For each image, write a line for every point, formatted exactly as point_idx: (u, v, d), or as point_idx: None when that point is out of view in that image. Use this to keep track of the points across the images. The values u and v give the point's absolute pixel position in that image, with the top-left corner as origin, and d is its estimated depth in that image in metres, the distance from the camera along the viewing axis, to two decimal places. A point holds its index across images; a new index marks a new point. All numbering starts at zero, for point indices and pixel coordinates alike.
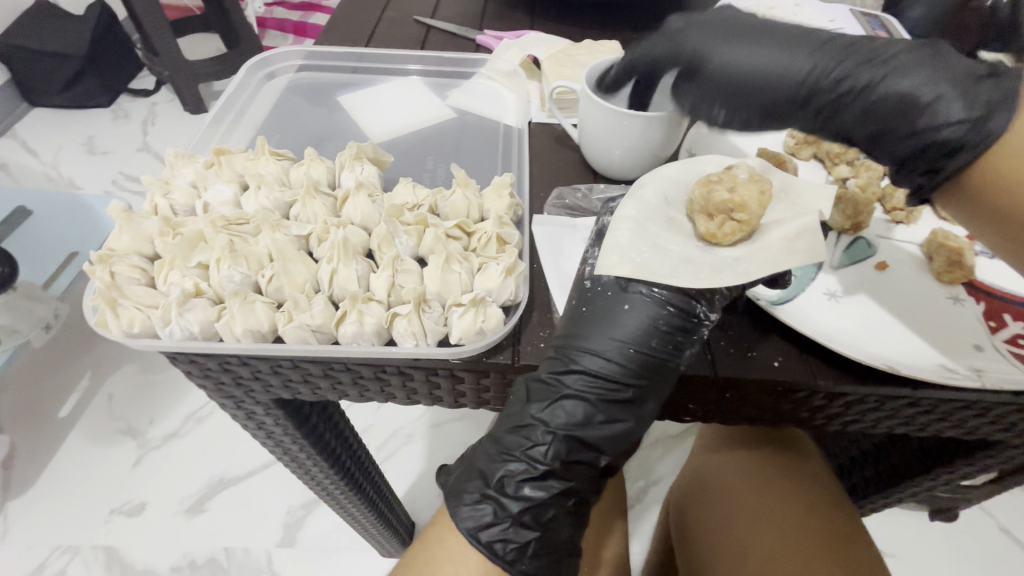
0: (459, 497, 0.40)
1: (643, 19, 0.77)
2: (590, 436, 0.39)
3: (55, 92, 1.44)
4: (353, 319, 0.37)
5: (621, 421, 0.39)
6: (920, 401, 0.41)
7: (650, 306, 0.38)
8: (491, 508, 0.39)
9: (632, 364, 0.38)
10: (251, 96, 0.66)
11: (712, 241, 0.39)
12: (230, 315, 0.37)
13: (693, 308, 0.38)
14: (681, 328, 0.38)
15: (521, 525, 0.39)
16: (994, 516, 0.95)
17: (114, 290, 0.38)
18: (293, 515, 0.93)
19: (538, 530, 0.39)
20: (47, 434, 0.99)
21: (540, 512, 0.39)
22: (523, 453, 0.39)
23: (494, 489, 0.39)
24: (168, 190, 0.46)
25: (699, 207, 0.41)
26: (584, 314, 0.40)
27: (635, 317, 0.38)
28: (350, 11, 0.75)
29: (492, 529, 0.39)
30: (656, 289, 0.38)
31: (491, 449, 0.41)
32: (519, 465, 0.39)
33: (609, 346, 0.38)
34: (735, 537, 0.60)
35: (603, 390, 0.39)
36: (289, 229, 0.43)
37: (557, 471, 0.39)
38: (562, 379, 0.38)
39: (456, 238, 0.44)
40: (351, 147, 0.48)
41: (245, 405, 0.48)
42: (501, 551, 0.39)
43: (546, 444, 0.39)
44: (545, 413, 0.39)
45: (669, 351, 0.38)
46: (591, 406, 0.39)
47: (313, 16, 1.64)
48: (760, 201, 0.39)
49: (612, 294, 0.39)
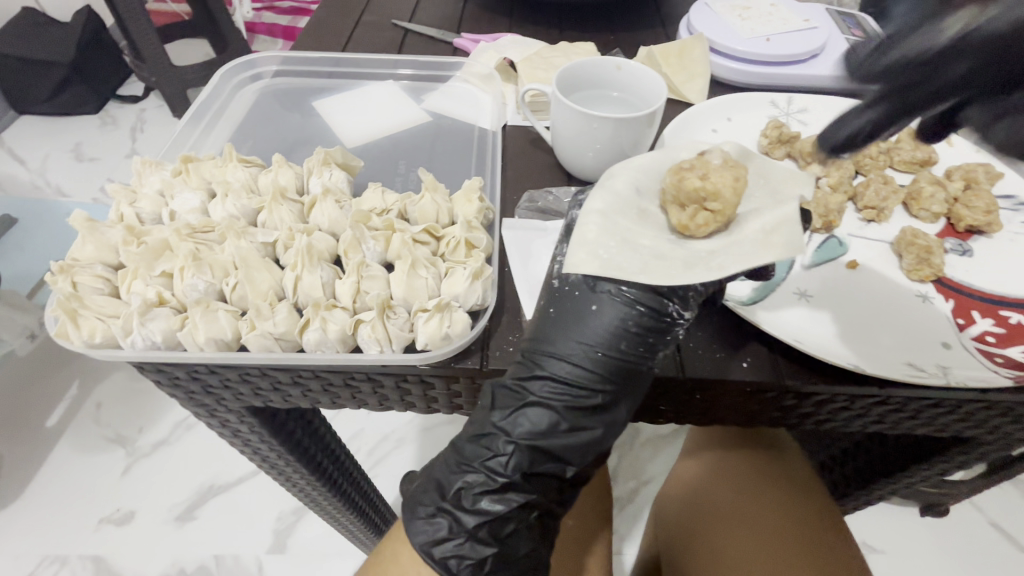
0: (414, 512, 0.40)
1: (622, 20, 0.77)
2: (554, 446, 0.37)
3: (42, 99, 1.43)
4: (316, 326, 0.37)
5: (589, 429, 0.38)
6: (889, 399, 0.41)
7: (618, 306, 0.37)
8: (446, 523, 0.39)
9: (600, 369, 0.37)
10: (227, 102, 0.65)
11: (684, 233, 0.39)
12: (192, 324, 0.37)
13: (663, 306, 0.36)
14: (652, 329, 0.36)
15: (477, 541, 0.38)
16: (984, 511, 0.95)
17: (74, 301, 0.37)
18: (283, 521, 0.92)
19: (495, 547, 0.39)
20: (33, 444, 0.98)
21: (496, 526, 0.39)
22: (482, 464, 0.38)
23: (449, 505, 0.39)
24: (135, 199, 0.46)
25: (671, 196, 0.39)
26: (551, 316, 0.38)
27: (604, 318, 0.37)
28: (328, 16, 0.75)
29: (446, 544, 0.39)
30: (625, 288, 0.37)
31: (450, 463, 0.40)
32: (477, 477, 0.38)
33: (575, 350, 0.37)
34: (718, 539, 0.60)
35: (569, 397, 0.37)
36: (254, 236, 0.42)
37: (517, 483, 0.38)
38: (527, 386, 0.37)
39: (424, 243, 0.44)
40: (318, 153, 0.48)
41: (218, 413, 0.47)
42: (455, 568, 0.38)
43: (506, 455, 0.37)
44: (506, 423, 0.37)
45: (639, 353, 0.36)
46: (557, 415, 0.37)
47: (302, 21, 1.65)
48: (734, 189, 0.38)
49: (579, 294, 0.38)
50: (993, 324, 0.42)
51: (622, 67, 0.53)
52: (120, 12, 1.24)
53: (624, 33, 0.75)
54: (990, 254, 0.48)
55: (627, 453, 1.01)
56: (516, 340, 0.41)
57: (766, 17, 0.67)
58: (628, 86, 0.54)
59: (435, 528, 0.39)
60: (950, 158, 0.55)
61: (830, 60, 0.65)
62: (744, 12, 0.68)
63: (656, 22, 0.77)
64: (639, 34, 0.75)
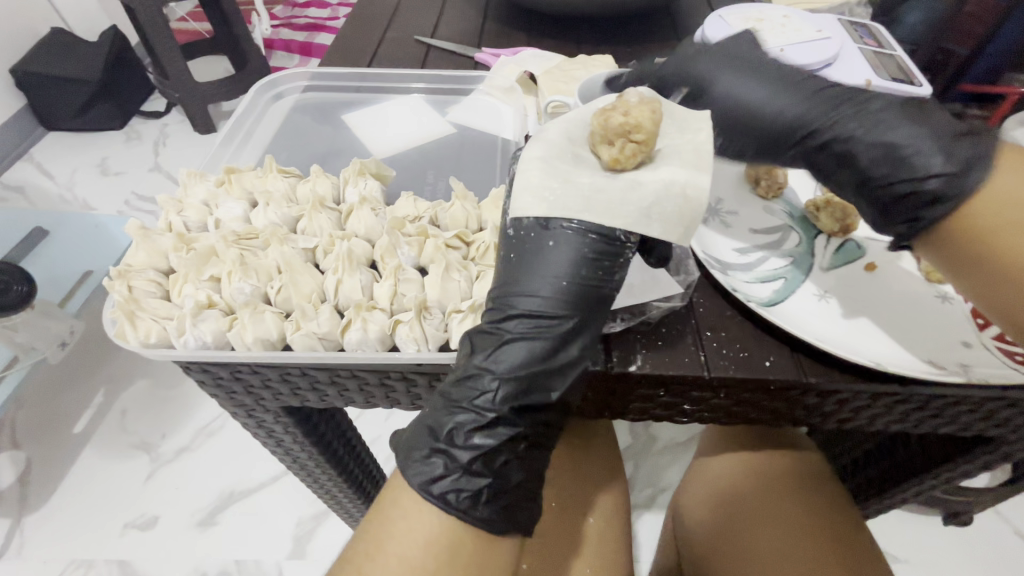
0: (408, 454, 0.39)
1: (636, 33, 0.79)
2: (535, 373, 0.38)
3: (70, 116, 1.49)
4: (358, 326, 0.39)
5: (564, 353, 0.39)
6: (911, 398, 0.42)
7: (573, 238, 0.39)
8: (441, 461, 0.38)
9: (568, 296, 0.39)
10: (259, 116, 0.68)
11: (616, 167, 0.41)
12: (241, 324, 0.39)
13: (613, 232, 0.39)
14: (606, 254, 0.39)
15: (471, 474, 0.37)
16: (1009, 519, 0.94)
17: (132, 303, 0.40)
18: (303, 527, 0.94)
19: (492, 478, 0.38)
20: (64, 449, 1.01)
21: (491, 458, 0.38)
22: (471, 403, 0.38)
23: (444, 443, 0.38)
24: (182, 209, 0.48)
25: (599, 137, 0.43)
26: (513, 261, 0.40)
27: (563, 251, 0.39)
28: (353, 34, 0.78)
29: (443, 481, 0.37)
30: (574, 222, 0.39)
31: (439, 409, 0.39)
32: (467, 416, 0.38)
33: (541, 284, 0.39)
34: (744, 539, 0.61)
35: (541, 326, 0.39)
36: (296, 242, 0.45)
37: (506, 416, 0.38)
38: (502, 326, 0.39)
39: (456, 247, 0.46)
40: (355, 163, 0.51)
41: (255, 412, 0.49)
42: (455, 501, 0.37)
43: (493, 390, 0.38)
44: (489, 361, 0.39)
45: (599, 277, 0.39)
46: (538, 346, 0.39)
47: (319, 37, 1.70)
48: (653, 121, 0.42)
49: (534, 235, 0.40)
50: None
51: (640, 82, 0.56)
52: (147, 32, 1.29)
53: (639, 46, 0.77)
54: None
55: (644, 460, 1.01)
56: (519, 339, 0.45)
57: (780, 28, 0.68)
58: None
59: (431, 466, 0.38)
60: None
61: (844, 69, 0.66)
62: (758, 24, 0.69)
63: (671, 34, 0.79)
64: (652, 47, 0.77)
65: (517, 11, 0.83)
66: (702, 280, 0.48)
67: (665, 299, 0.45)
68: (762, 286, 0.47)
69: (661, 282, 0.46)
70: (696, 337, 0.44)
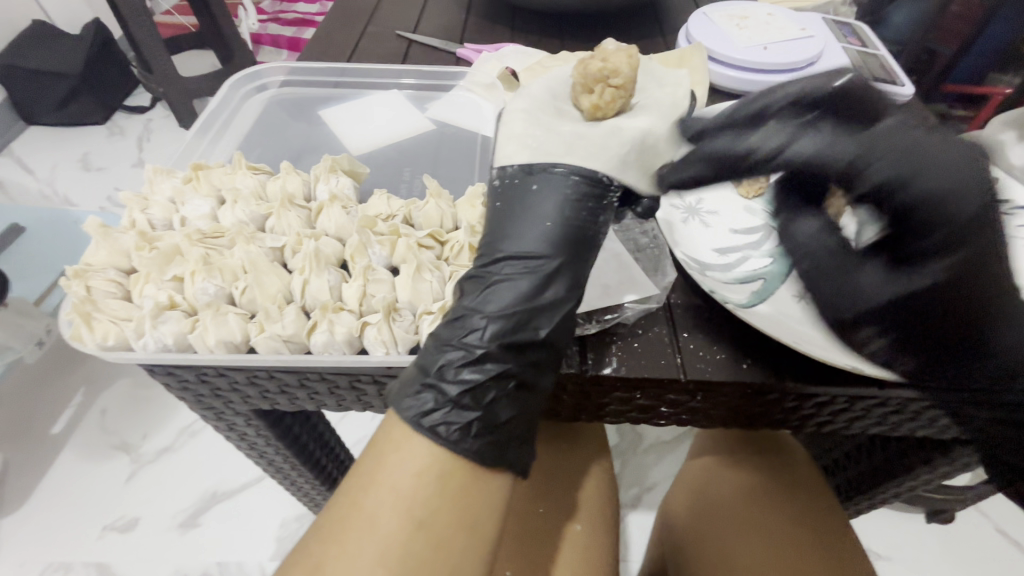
0: (399, 392, 0.37)
1: (622, 30, 0.78)
2: (525, 310, 0.38)
3: (50, 110, 1.46)
4: (324, 328, 0.38)
5: (553, 289, 0.39)
6: (889, 400, 0.42)
7: (559, 180, 0.41)
8: (431, 396, 0.36)
9: (554, 236, 0.39)
10: (236, 109, 0.67)
11: (597, 113, 0.45)
12: (203, 327, 0.38)
13: (597, 175, 0.41)
14: (590, 195, 0.41)
15: (461, 407, 0.36)
16: (992, 518, 0.94)
17: (88, 304, 0.39)
18: (286, 528, 0.92)
19: (481, 412, 0.36)
20: (40, 451, 0.99)
21: (479, 394, 0.37)
22: (460, 340, 0.37)
23: (433, 377, 0.37)
24: (147, 206, 0.47)
25: (584, 85, 0.46)
26: (499, 209, 0.41)
27: (548, 193, 0.40)
28: (334, 27, 0.76)
29: (434, 415, 0.36)
30: (559, 167, 0.41)
31: (429, 347, 0.38)
32: (457, 352, 0.37)
33: (529, 226, 0.40)
34: (727, 546, 0.60)
35: (531, 266, 0.39)
36: (263, 241, 0.43)
37: (495, 353, 0.37)
38: (491, 269, 0.40)
39: (429, 247, 0.45)
40: (325, 159, 0.49)
41: (225, 416, 0.48)
42: (445, 435, 0.35)
43: (482, 327, 0.37)
44: (477, 301, 0.39)
45: (585, 216, 0.40)
46: (525, 284, 0.39)
47: (307, 31, 1.67)
48: (628, 66, 0.46)
49: (519, 182, 0.41)
50: None
51: None
52: (128, 24, 1.26)
53: (625, 42, 0.76)
54: None
55: (630, 459, 1.01)
56: None
57: (763, 27, 0.68)
58: None
59: (419, 401, 0.36)
60: None
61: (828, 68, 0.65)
62: (742, 21, 0.69)
63: (656, 30, 0.78)
64: (638, 44, 0.76)
65: (502, 6, 0.81)
66: (678, 282, 0.47)
67: (641, 300, 0.45)
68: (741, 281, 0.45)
69: (638, 283, 0.45)
70: (674, 341, 0.43)
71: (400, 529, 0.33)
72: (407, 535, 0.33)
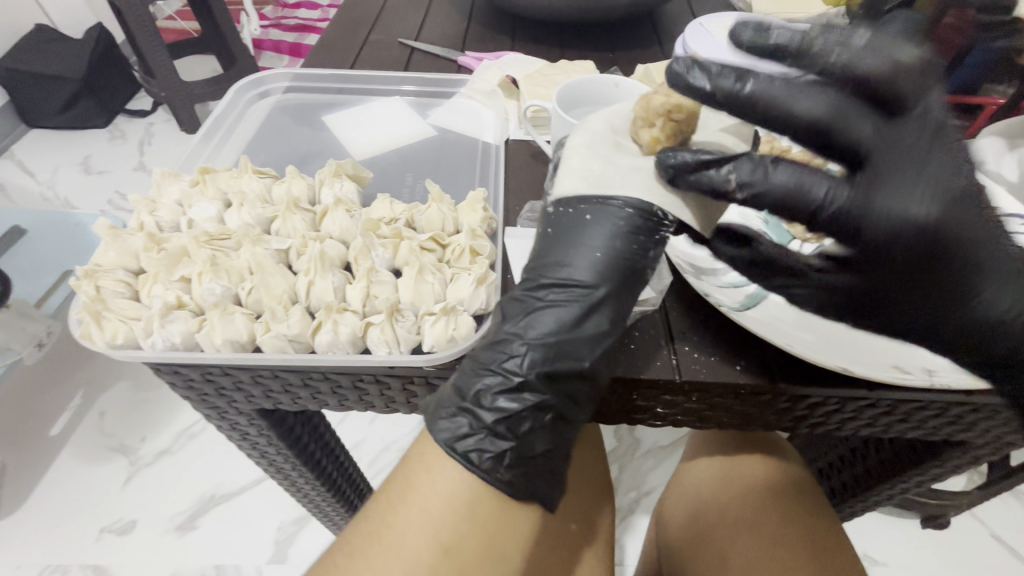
0: (435, 412, 0.39)
1: (620, 39, 0.80)
2: (566, 343, 0.39)
3: (53, 113, 1.47)
4: (328, 328, 0.39)
5: (594, 323, 0.39)
6: (878, 402, 0.43)
7: (612, 213, 0.39)
8: (466, 420, 0.38)
9: (602, 266, 0.39)
10: (240, 115, 0.68)
11: (656, 149, 0.40)
12: (210, 326, 0.39)
13: (652, 209, 0.39)
14: (643, 229, 0.39)
15: (496, 435, 0.37)
16: (985, 523, 0.96)
17: (98, 304, 0.39)
18: (284, 531, 0.93)
19: (514, 442, 0.38)
20: (38, 453, 0.99)
21: (514, 423, 0.38)
22: (498, 366, 0.38)
23: (470, 403, 0.38)
24: (155, 209, 0.48)
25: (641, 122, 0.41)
26: (550, 235, 0.41)
27: (599, 224, 0.39)
28: (338, 35, 0.78)
29: (468, 440, 0.37)
30: (614, 199, 0.39)
31: (469, 368, 0.39)
32: (494, 378, 0.38)
33: (576, 256, 0.40)
34: (720, 544, 0.61)
35: (576, 297, 0.39)
36: (269, 243, 0.45)
37: (533, 383, 0.38)
38: (536, 295, 0.40)
39: (430, 250, 0.46)
40: (331, 164, 0.51)
41: (229, 415, 0.49)
42: (477, 461, 0.37)
43: (521, 355, 0.38)
44: (519, 327, 0.39)
45: (637, 251, 0.39)
46: (574, 311, 0.39)
47: (308, 37, 1.69)
48: (696, 98, 0.40)
49: (573, 212, 0.40)
50: None
51: (620, 84, 0.55)
52: (132, 30, 1.28)
53: (622, 51, 0.78)
54: None
55: (628, 463, 1.02)
56: None
57: None
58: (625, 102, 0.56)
59: (455, 425, 0.38)
60: None
61: None
62: None
63: (654, 40, 0.80)
64: (636, 54, 0.78)
65: (502, 16, 0.83)
66: (675, 286, 0.48)
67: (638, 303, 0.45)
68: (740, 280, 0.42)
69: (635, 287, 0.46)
70: (669, 344, 0.44)
71: (428, 547, 0.36)
72: (434, 552, 0.36)
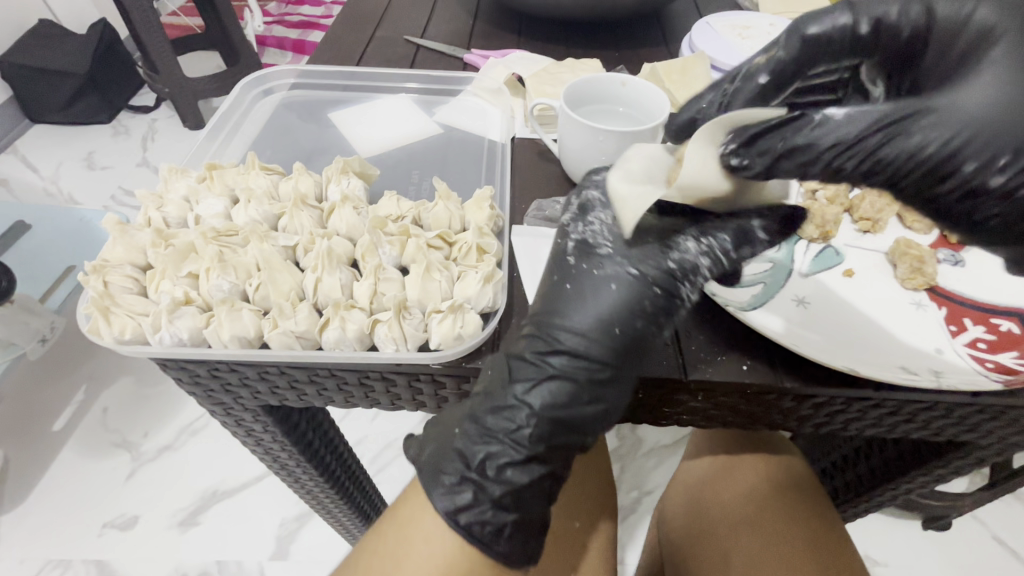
0: (437, 478, 0.39)
1: (625, 38, 0.80)
2: (573, 415, 0.38)
3: (57, 109, 1.47)
4: (336, 325, 0.39)
5: (603, 401, 0.38)
6: (884, 402, 0.43)
7: (636, 286, 0.37)
8: (470, 491, 0.38)
9: (618, 342, 0.37)
10: (245, 113, 0.68)
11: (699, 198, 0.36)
12: (218, 322, 0.39)
13: (675, 288, 0.38)
14: (663, 309, 0.38)
15: (499, 508, 0.38)
16: (986, 524, 0.96)
17: (107, 299, 0.39)
18: (286, 527, 0.93)
19: (515, 513, 0.39)
20: (41, 447, 0.99)
21: (519, 493, 0.39)
22: (507, 436, 0.38)
23: (475, 473, 0.38)
24: (161, 204, 0.48)
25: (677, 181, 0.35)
26: (568, 291, 0.39)
27: (621, 295, 0.38)
28: (344, 31, 0.78)
29: (470, 511, 0.38)
30: (641, 271, 0.37)
31: (469, 435, 0.39)
32: (501, 448, 0.38)
33: (594, 324, 0.37)
34: (723, 543, 0.61)
35: (588, 370, 0.38)
36: (276, 240, 0.45)
37: (539, 455, 0.39)
38: (548, 360, 0.38)
39: (438, 248, 0.46)
40: (337, 161, 0.51)
41: (234, 411, 0.49)
42: (478, 532, 0.38)
43: (529, 426, 0.38)
44: (529, 394, 0.38)
45: (652, 331, 0.38)
46: (571, 387, 0.38)
47: (312, 34, 1.69)
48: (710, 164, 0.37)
49: (596, 274, 0.38)
50: (985, 331, 0.43)
51: (627, 83, 0.55)
52: (137, 26, 1.28)
53: (628, 50, 0.78)
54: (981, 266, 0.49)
55: (630, 463, 1.02)
56: None
57: (764, 38, 0.70)
58: (632, 102, 0.56)
59: (455, 495, 0.38)
60: None
61: None
62: (744, 31, 0.71)
63: (660, 39, 0.80)
64: (641, 52, 0.77)
65: (508, 13, 0.83)
66: None
67: None
68: (802, 252, 0.50)
69: None
70: (676, 344, 0.44)
71: None
72: None
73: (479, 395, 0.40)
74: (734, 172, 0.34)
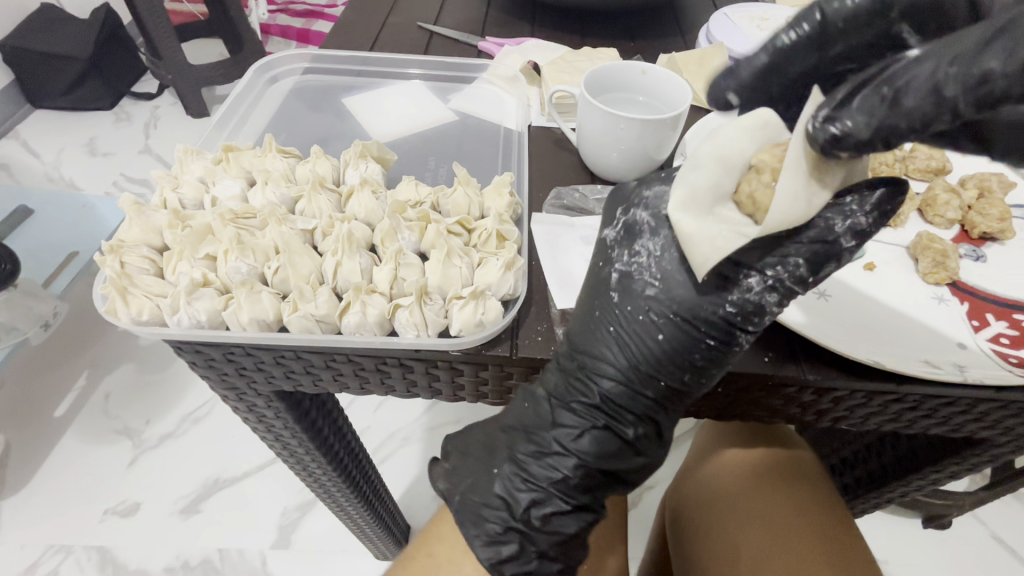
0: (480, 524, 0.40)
1: (642, 28, 0.79)
2: (616, 462, 0.39)
3: (58, 93, 1.46)
4: (357, 309, 0.39)
5: (645, 449, 0.39)
6: (906, 397, 0.42)
7: (685, 339, 0.36)
8: (516, 542, 0.39)
9: (660, 395, 0.38)
10: (257, 99, 0.67)
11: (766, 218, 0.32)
12: (236, 304, 0.38)
13: (732, 339, 0.35)
14: (713, 362, 0.36)
15: (547, 558, 0.40)
16: (987, 524, 0.96)
17: (125, 279, 0.39)
18: (287, 517, 0.93)
19: (560, 563, 0.41)
20: (43, 432, 0.99)
21: (566, 544, 0.40)
22: (552, 486, 0.38)
23: (519, 522, 0.39)
24: (178, 185, 0.47)
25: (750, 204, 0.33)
26: (613, 335, 0.37)
27: (669, 347, 0.36)
28: (356, 16, 0.77)
29: (513, 563, 0.39)
30: (693, 321, 0.35)
31: (512, 480, 0.39)
32: (549, 500, 0.39)
33: (636, 376, 0.37)
34: (733, 536, 0.61)
35: (630, 421, 0.38)
36: (294, 223, 0.44)
37: (589, 504, 0.40)
38: (592, 410, 0.38)
39: (457, 234, 0.46)
40: (357, 145, 0.50)
41: (246, 397, 0.48)
42: None
43: (573, 476, 0.38)
44: (572, 442, 0.38)
45: (698, 383, 0.37)
46: (614, 438, 0.38)
47: (316, 24, 1.67)
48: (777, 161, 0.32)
49: (644, 321, 0.36)
50: (1007, 326, 0.43)
51: (647, 71, 0.54)
52: (142, 11, 1.26)
53: (644, 40, 0.77)
54: (1001, 262, 0.49)
55: None
56: (546, 329, 0.42)
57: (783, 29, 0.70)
58: (653, 90, 0.55)
59: (499, 547, 0.39)
60: (962, 168, 0.59)
61: None
62: (762, 23, 0.71)
63: (675, 29, 0.79)
64: (657, 43, 0.77)
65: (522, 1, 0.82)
66: None
67: None
68: None
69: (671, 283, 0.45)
70: None
71: None
72: None
73: (518, 433, 0.40)
74: (832, 145, 0.29)
